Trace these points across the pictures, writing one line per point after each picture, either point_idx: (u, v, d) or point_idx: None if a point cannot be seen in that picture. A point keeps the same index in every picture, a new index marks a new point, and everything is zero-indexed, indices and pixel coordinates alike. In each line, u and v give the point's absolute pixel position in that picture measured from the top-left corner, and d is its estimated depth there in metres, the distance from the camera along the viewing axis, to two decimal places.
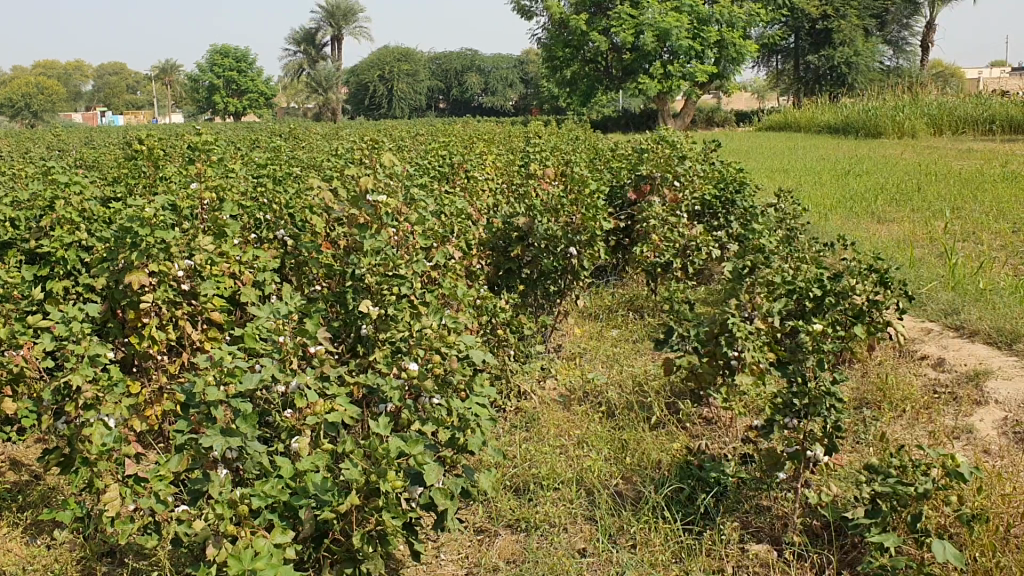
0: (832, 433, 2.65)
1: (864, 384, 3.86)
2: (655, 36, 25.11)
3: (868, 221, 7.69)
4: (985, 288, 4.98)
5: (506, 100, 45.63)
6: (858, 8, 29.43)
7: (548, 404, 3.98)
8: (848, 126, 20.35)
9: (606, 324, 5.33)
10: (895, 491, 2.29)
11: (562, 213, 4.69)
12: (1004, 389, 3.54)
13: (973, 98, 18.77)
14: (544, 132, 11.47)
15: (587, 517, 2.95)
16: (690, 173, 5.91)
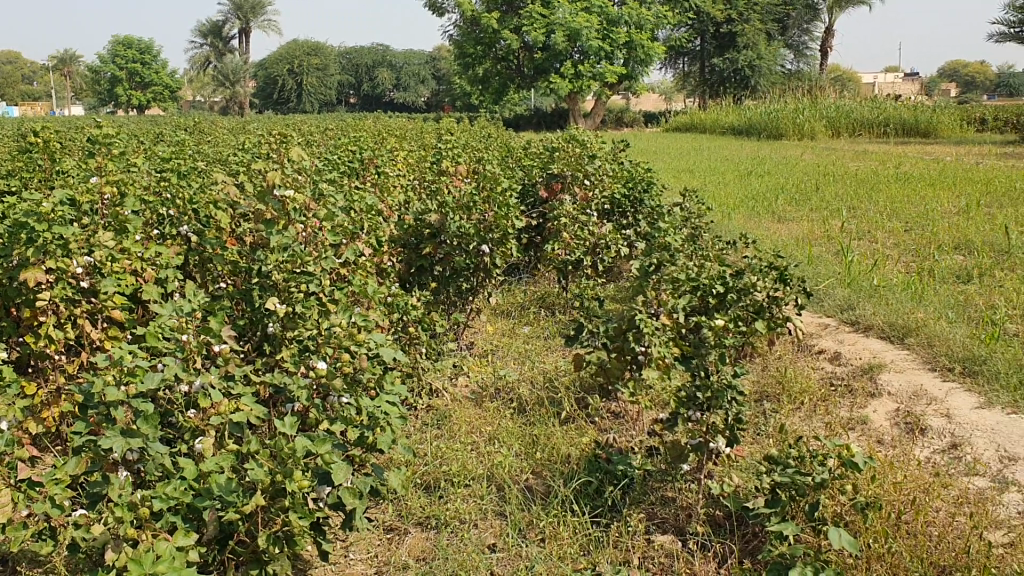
0: (732, 425, 2.73)
1: (764, 378, 3.97)
2: (566, 35, 25.37)
3: (770, 220, 7.91)
4: (878, 285, 5.19)
5: (418, 97, 45.44)
6: (760, 12, 30.25)
7: (459, 401, 3.98)
8: (750, 127, 20.96)
9: (518, 320, 5.35)
10: (793, 480, 2.38)
11: (474, 211, 4.71)
12: (895, 382, 3.69)
13: (868, 102, 19.55)
14: (455, 130, 11.51)
15: (496, 513, 2.97)
16: (600, 172, 5.98)
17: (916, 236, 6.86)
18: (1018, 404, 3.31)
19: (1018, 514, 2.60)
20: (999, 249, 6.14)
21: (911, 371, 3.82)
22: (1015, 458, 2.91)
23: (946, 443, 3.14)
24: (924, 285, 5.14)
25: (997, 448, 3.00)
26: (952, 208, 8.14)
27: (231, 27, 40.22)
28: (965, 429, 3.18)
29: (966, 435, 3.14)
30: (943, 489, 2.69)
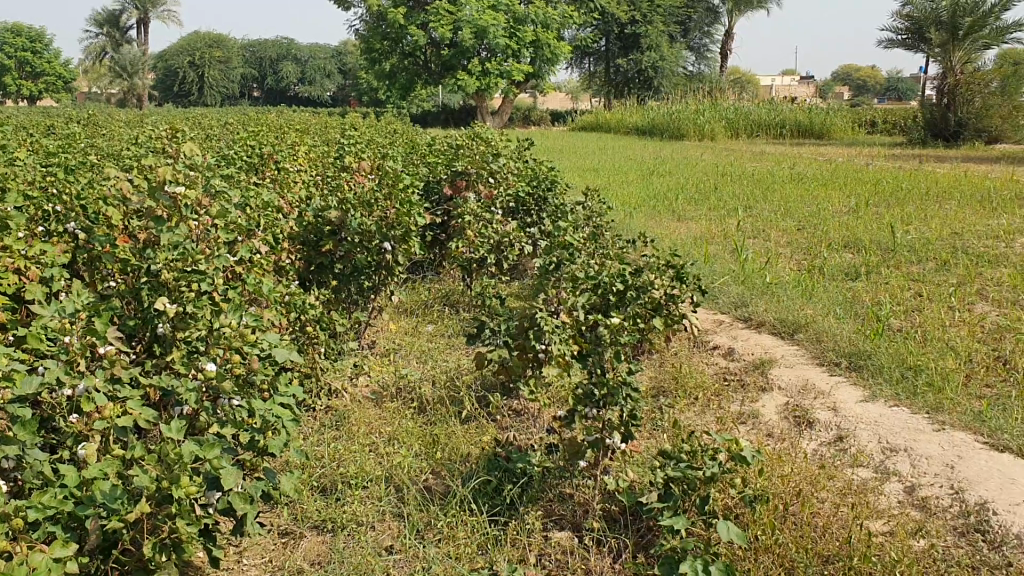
0: (627, 422, 2.77)
1: (660, 374, 4.04)
2: (473, 33, 25.36)
3: (670, 219, 8.05)
4: (770, 283, 5.34)
5: (324, 91, 44.78)
6: (663, 14, 30.75)
7: (358, 401, 3.93)
8: (653, 127, 21.32)
9: (421, 319, 5.31)
10: (684, 474, 2.43)
11: (376, 208, 4.65)
12: (785, 377, 3.80)
13: (765, 105, 20.11)
14: (361, 125, 11.38)
15: (395, 514, 2.93)
16: (504, 170, 5.98)
17: (808, 235, 7.08)
18: (900, 396, 3.44)
19: (898, 503, 2.70)
20: (885, 248, 6.38)
21: (801, 366, 3.93)
22: (895, 449, 3.03)
23: (832, 435, 3.24)
24: (815, 282, 5.31)
25: (879, 440, 3.11)
26: (843, 208, 8.43)
27: (128, 16, 38.91)
28: (850, 422, 3.29)
29: (851, 428, 3.24)
30: (828, 480, 2.78)
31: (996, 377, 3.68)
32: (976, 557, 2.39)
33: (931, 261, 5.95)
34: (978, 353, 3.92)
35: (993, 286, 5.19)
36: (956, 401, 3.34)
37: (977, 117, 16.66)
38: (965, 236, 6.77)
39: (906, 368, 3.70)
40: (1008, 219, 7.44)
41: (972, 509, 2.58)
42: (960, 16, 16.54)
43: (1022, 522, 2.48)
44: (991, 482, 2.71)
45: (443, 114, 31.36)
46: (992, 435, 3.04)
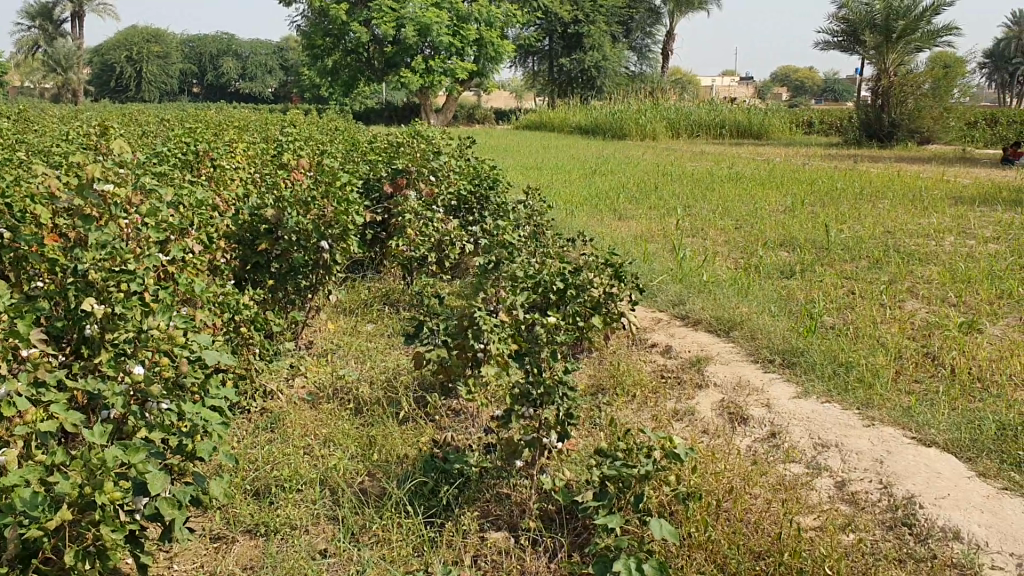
0: (563, 420, 2.75)
1: (598, 372, 4.06)
2: (416, 30, 25.23)
3: (611, 217, 8.09)
4: (707, 281, 5.40)
5: (265, 88, 44.21)
6: (606, 14, 30.92)
7: (294, 403, 3.87)
8: (596, 126, 21.45)
9: (360, 318, 5.25)
10: (619, 473, 2.43)
11: (313, 206, 4.57)
12: (720, 374, 3.85)
13: (706, 105, 20.37)
14: (302, 122, 11.26)
15: (329, 516, 2.90)
16: (445, 168, 5.95)
17: (745, 234, 7.17)
18: (831, 392, 3.50)
19: (829, 498, 2.74)
20: (819, 246, 6.50)
21: (736, 363, 3.99)
22: (827, 445, 3.08)
23: (766, 431, 3.29)
24: (751, 281, 5.38)
25: (811, 436, 3.16)
26: (780, 207, 8.57)
27: (61, 9, 37.97)
28: (783, 418, 3.34)
29: (784, 424, 3.29)
30: (761, 476, 2.81)
31: (924, 372, 3.76)
32: (902, 550, 2.43)
33: (864, 259, 6.07)
34: (907, 349, 3.99)
35: (923, 284, 5.32)
36: (885, 396, 3.41)
37: (910, 118, 17.07)
38: (897, 234, 6.92)
39: (838, 365, 3.76)
40: (938, 217, 7.63)
41: (900, 504, 2.63)
42: (894, 19, 16.88)
43: (947, 516, 2.53)
44: (919, 476, 2.77)
45: (386, 111, 31.12)
46: (920, 429, 3.10)
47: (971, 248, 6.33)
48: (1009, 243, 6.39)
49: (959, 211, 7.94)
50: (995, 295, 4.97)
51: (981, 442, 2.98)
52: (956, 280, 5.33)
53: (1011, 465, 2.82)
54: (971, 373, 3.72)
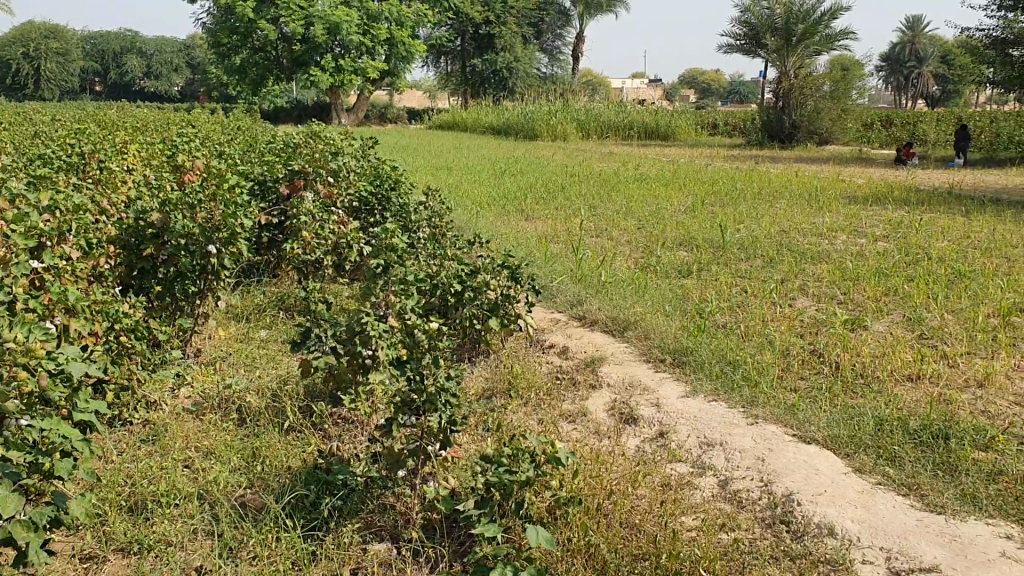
0: (446, 428, 2.66)
1: (492, 375, 4.02)
2: (325, 29, 24.84)
3: (517, 218, 8.10)
4: (606, 281, 5.43)
5: (171, 86, 43.03)
6: (516, 15, 30.97)
7: (177, 415, 3.73)
8: (507, 128, 21.50)
9: (253, 324, 5.10)
10: (500, 480, 2.40)
11: (200, 209, 4.43)
12: (613, 375, 3.86)
13: (615, 106, 20.60)
14: (203, 121, 10.95)
15: (207, 532, 2.78)
16: (344, 170, 5.85)
17: (647, 234, 7.25)
18: (719, 391, 3.55)
19: (711, 497, 2.77)
20: (716, 246, 6.61)
21: (629, 363, 4.01)
22: (712, 444, 3.11)
23: (655, 431, 3.31)
24: (648, 281, 5.43)
25: (697, 435, 3.19)
26: (682, 207, 8.70)
27: None
28: (671, 417, 3.37)
29: (672, 424, 3.32)
30: (645, 477, 2.82)
31: (809, 369, 3.83)
32: (779, 548, 2.45)
33: (758, 258, 6.20)
34: (794, 346, 4.07)
35: (813, 282, 5.45)
36: (770, 394, 3.47)
37: (809, 119, 17.57)
38: (792, 233, 7.09)
39: (726, 364, 3.81)
40: (831, 217, 7.84)
41: (779, 501, 2.67)
42: (794, 22, 17.15)
43: (823, 512, 2.57)
44: (797, 473, 2.81)
45: (297, 110, 30.61)
46: (800, 426, 3.15)
47: (861, 247, 6.51)
48: (896, 241, 6.60)
49: (852, 211, 8.17)
50: (881, 292, 5.11)
51: (858, 437, 3.03)
52: (844, 277, 5.47)
53: (886, 460, 2.88)
54: (854, 369, 3.79)
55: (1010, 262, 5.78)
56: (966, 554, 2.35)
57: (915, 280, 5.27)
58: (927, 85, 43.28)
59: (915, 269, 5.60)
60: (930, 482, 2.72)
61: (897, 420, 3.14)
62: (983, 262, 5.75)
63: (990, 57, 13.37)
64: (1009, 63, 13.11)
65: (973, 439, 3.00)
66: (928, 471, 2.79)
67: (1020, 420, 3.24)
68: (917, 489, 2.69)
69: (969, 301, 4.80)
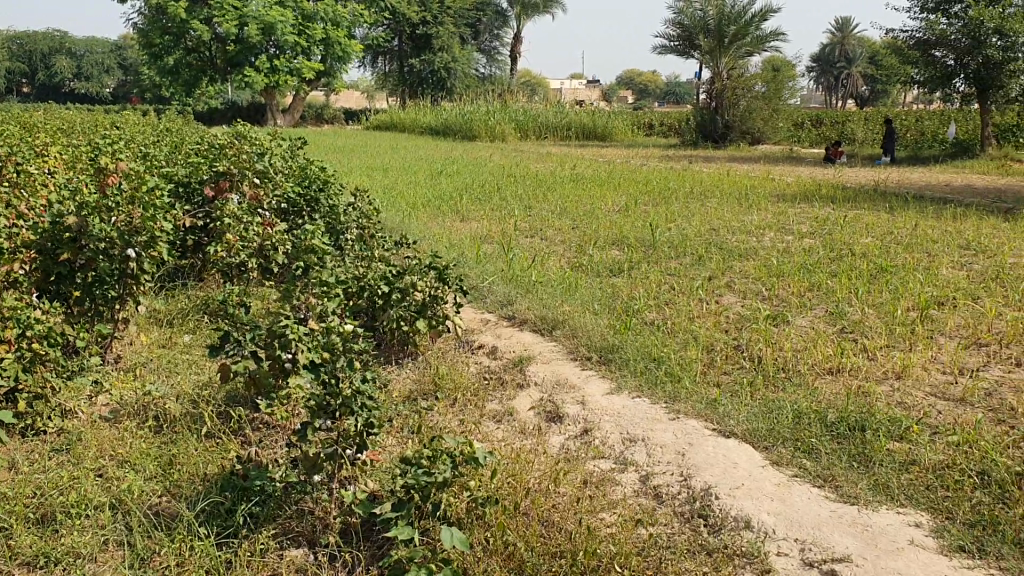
0: (363, 431, 2.66)
1: (418, 376, 3.97)
2: (259, 29, 24.43)
3: (452, 219, 8.07)
4: (536, 281, 5.44)
5: (103, 87, 42.04)
6: (453, 16, 30.91)
7: (92, 423, 3.61)
8: (445, 129, 21.42)
9: (176, 328, 4.99)
10: (418, 481, 2.37)
11: (119, 213, 4.31)
12: (541, 374, 3.86)
13: (553, 107, 20.72)
14: (131, 122, 10.68)
15: (119, 542, 2.70)
16: (270, 171, 5.76)
17: (580, 234, 7.27)
18: (643, 388, 3.56)
19: (632, 492, 2.78)
20: (647, 244, 6.66)
21: (556, 362, 4.01)
22: (634, 440, 3.12)
23: (580, 429, 3.31)
24: (579, 280, 5.44)
25: (620, 431, 3.20)
26: (616, 207, 8.75)
27: None
28: (596, 415, 3.37)
29: (597, 421, 3.33)
30: (566, 475, 2.82)
31: (733, 365, 3.86)
32: (695, 542, 2.47)
33: (688, 257, 6.25)
34: (718, 343, 4.11)
35: (739, 279, 5.52)
36: (692, 389, 3.50)
37: (741, 120, 17.83)
38: (721, 232, 7.18)
39: (650, 361, 3.84)
40: (759, 215, 7.96)
41: (697, 496, 2.69)
42: (726, 24, 17.43)
43: (739, 505, 2.60)
44: (716, 467, 2.84)
45: (232, 112, 30.07)
46: (720, 421, 3.19)
47: (787, 244, 6.62)
48: (821, 238, 6.72)
49: (780, 208, 8.31)
50: (805, 288, 5.20)
51: (777, 430, 3.07)
52: (769, 274, 5.54)
53: (803, 452, 2.92)
54: (776, 363, 3.84)
55: (929, 257, 5.92)
56: (876, 543, 2.39)
57: (838, 276, 5.36)
58: (856, 84, 44.32)
59: (838, 265, 5.71)
60: (844, 473, 2.76)
61: (816, 413, 3.18)
62: (904, 257, 5.88)
63: (913, 57, 13.69)
64: (931, 63, 13.45)
65: (889, 429, 3.05)
66: (843, 463, 2.83)
67: (934, 410, 3.31)
68: (831, 480, 2.74)
69: (889, 294, 4.89)
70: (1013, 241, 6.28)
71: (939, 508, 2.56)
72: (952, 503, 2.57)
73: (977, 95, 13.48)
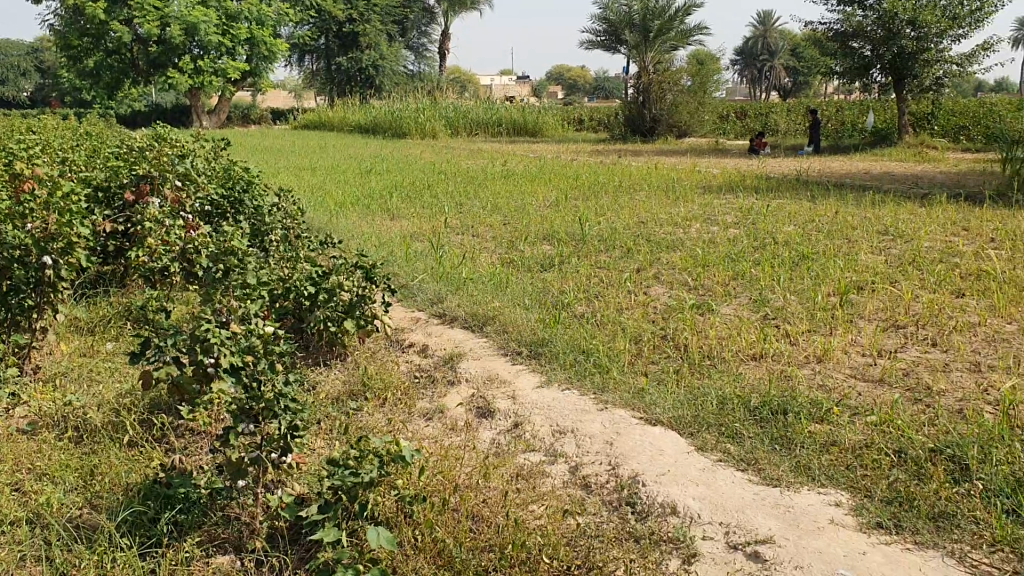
0: (286, 434, 2.63)
1: (347, 376, 3.94)
2: (182, 29, 23.88)
3: (382, 217, 8.01)
4: (466, 277, 5.43)
5: (20, 90, 40.71)
6: (380, 13, 30.68)
7: (9, 435, 3.50)
8: (375, 127, 21.25)
9: (98, 336, 4.86)
10: (344, 482, 2.35)
11: (31, 219, 4.15)
12: (472, 369, 3.86)
13: (483, 103, 20.71)
14: (48, 126, 10.36)
15: (38, 557, 2.62)
16: (192, 173, 5.64)
17: (511, 230, 7.28)
18: (572, 379, 3.59)
19: (562, 483, 2.81)
20: (577, 238, 6.70)
21: (487, 357, 4.01)
22: (564, 431, 3.14)
23: (510, 423, 3.32)
24: (509, 275, 5.45)
25: (550, 423, 3.22)
26: (546, 202, 8.78)
27: None
28: (526, 408, 3.38)
29: (527, 414, 3.34)
30: (495, 469, 2.83)
31: (660, 354, 3.91)
32: (623, 530, 2.50)
33: (616, 249, 6.31)
34: (647, 332, 4.16)
35: (667, 270, 5.59)
36: (621, 379, 3.53)
37: (669, 113, 18.05)
38: (650, 224, 7.26)
39: (580, 353, 3.87)
40: (686, 206, 8.07)
41: (625, 484, 2.73)
42: (650, 19, 17.74)
43: (665, 491, 2.64)
44: (643, 455, 2.87)
45: (156, 114, 29.44)
46: (647, 409, 3.23)
47: (712, 234, 6.73)
48: (746, 227, 6.84)
49: (706, 200, 8.45)
50: (730, 276, 5.29)
51: (702, 417, 3.11)
52: (695, 264, 5.63)
53: (727, 437, 2.98)
54: (702, 351, 3.90)
55: (850, 243, 6.08)
56: (797, 524, 2.44)
57: (762, 264, 5.46)
58: (779, 76, 45.23)
59: (762, 253, 5.82)
60: (767, 456, 2.82)
61: (739, 399, 3.24)
62: (825, 244, 6.02)
63: (832, 48, 13.99)
64: (849, 54, 13.77)
65: (810, 412, 3.12)
66: (765, 446, 2.88)
67: (854, 391, 3.40)
68: (755, 463, 2.79)
69: (811, 281, 5.00)
70: (928, 226, 6.47)
71: (858, 486, 2.63)
72: (871, 482, 2.64)
73: (893, 84, 13.85)
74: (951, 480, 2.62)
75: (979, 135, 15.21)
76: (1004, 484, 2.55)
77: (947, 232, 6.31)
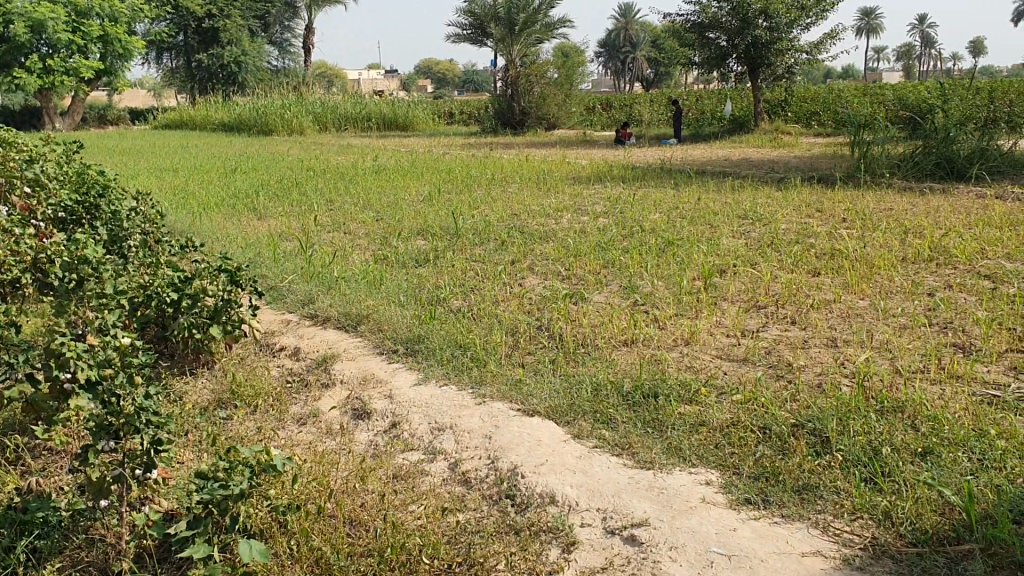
0: (150, 449, 2.51)
1: (217, 384, 3.82)
2: (27, 27, 22.55)
3: (249, 218, 7.78)
4: (337, 276, 5.34)
5: None
6: (240, 8, 29.77)
7: None
8: (239, 125, 20.63)
9: None
10: (213, 496, 2.27)
11: None
12: (346, 370, 3.79)
13: (350, 98, 20.38)
14: None
15: None
16: (42, 178, 5.33)
17: (384, 226, 7.19)
18: (448, 376, 3.57)
19: (441, 481, 2.80)
20: (450, 233, 6.68)
21: (361, 357, 3.95)
22: (442, 428, 3.12)
23: (388, 423, 3.28)
24: (382, 272, 5.39)
25: (428, 421, 3.20)
26: (418, 197, 8.70)
27: None
28: (403, 407, 3.34)
29: (404, 413, 3.30)
30: (373, 472, 2.79)
31: (535, 344, 3.94)
32: (503, 523, 2.51)
33: (490, 242, 6.33)
34: (522, 324, 4.18)
35: (540, 261, 5.64)
36: (497, 372, 3.54)
37: (538, 106, 18.19)
38: (522, 216, 7.31)
39: (456, 348, 3.86)
40: (557, 198, 8.16)
41: (505, 476, 2.74)
42: (515, 12, 18.00)
43: (544, 482, 2.66)
44: (521, 446, 2.88)
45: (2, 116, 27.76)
46: (524, 401, 3.25)
47: (583, 224, 6.83)
48: (615, 216, 6.97)
49: (576, 190, 8.56)
50: (601, 265, 5.37)
51: (578, 405, 3.15)
52: (568, 255, 5.68)
53: (602, 423, 3.03)
54: (575, 340, 3.96)
55: (712, 228, 6.27)
56: (670, 505, 2.51)
57: (631, 251, 5.58)
58: (643, 67, 46.26)
59: (631, 241, 5.94)
60: (641, 440, 2.88)
61: (612, 385, 3.30)
62: (689, 230, 6.20)
63: (691, 39, 14.38)
64: (707, 45, 14.19)
65: (680, 394, 3.20)
66: (639, 430, 2.95)
67: (720, 372, 3.51)
68: (629, 448, 2.85)
69: (677, 266, 5.14)
70: (785, 209, 6.74)
71: (727, 463, 2.72)
72: (739, 458, 2.73)
73: (749, 73, 14.36)
74: (813, 452, 2.74)
75: (829, 120, 15.97)
76: (862, 454, 2.68)
77: (803, 214, 6.59)
